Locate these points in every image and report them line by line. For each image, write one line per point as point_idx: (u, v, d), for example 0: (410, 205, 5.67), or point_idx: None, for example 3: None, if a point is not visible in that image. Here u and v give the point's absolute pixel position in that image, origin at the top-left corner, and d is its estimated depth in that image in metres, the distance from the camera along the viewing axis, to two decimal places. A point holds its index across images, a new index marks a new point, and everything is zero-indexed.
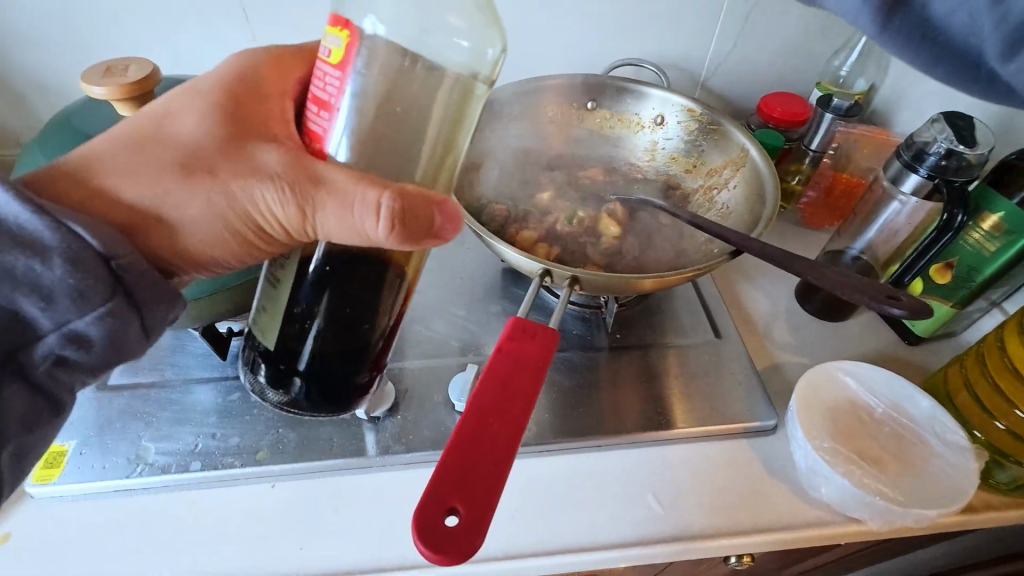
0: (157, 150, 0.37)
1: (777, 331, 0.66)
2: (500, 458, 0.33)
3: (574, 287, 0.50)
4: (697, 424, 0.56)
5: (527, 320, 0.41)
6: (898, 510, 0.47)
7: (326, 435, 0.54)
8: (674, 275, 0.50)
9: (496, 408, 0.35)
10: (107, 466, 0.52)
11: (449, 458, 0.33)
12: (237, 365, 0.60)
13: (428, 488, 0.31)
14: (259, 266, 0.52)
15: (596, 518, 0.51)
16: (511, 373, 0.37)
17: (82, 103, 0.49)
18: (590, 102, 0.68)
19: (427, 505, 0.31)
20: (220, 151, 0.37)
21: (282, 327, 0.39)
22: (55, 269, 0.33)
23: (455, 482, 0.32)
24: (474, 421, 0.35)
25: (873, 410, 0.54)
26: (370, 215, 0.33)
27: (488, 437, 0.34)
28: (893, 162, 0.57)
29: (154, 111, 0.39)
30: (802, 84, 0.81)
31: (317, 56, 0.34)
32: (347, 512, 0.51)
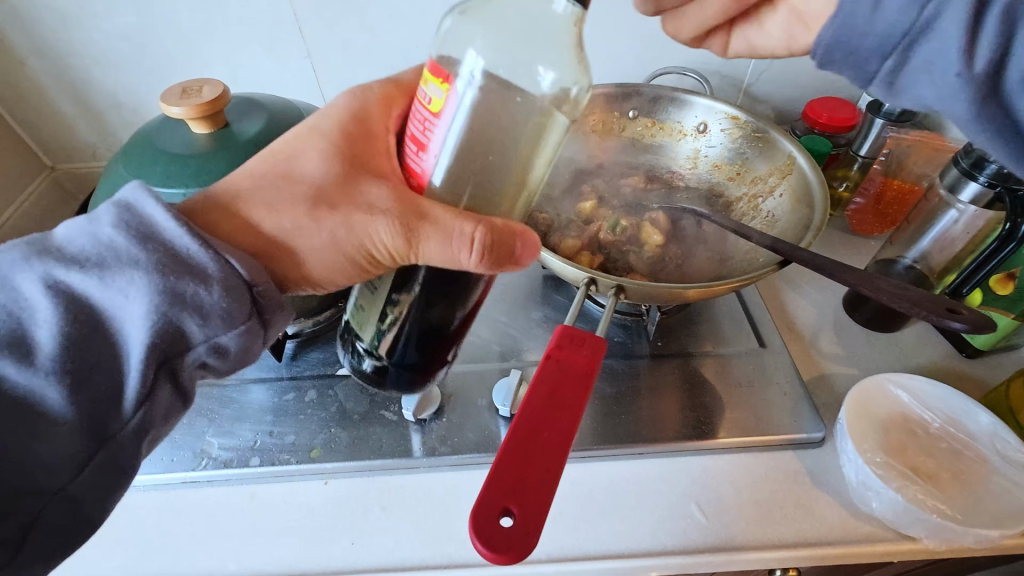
0: (290, 184, 0.38)
1: (825, 341, 0.65)
2: (552, 464, 0.34)
3: (619, 295, 0.50)
4: (741, 433, 0.56)
5: (573, 328, 0.42)
6: (958, 529, 0.45)
7: (375, 435, 0.57)
8: (719, 284, 0.50)
9: (547, 415, 0.36)
10: (174, 459, 0.55)
11: (503, 462, 0.34)
12: (291, 366, 0.63)
13: (483, 488, 0.32)
14: None
15: (640, 525, 0.51)
16: (560, 380, 0.38)
17: (159, 121, 0.53)
18: (632, 111, 0.68)
19: (483, 505, 0.32)
20: (338, 186, 0.39)
21: (378, 320, 0.42)
22: (214, 293, 0.35)
23: (508, 486, 0.33)
24: (526, 426, 0.35)
25: (928, 425, 0.53)
26: (462, 247, 0.35)
27: (539, 442, 0.35)
28: (950, 170, 0.56)
29: (284, 150, 0.41)
30: (851, 88, 0.79)
31: (418, 101, 0.36)
32: (395, 511, 0.53)
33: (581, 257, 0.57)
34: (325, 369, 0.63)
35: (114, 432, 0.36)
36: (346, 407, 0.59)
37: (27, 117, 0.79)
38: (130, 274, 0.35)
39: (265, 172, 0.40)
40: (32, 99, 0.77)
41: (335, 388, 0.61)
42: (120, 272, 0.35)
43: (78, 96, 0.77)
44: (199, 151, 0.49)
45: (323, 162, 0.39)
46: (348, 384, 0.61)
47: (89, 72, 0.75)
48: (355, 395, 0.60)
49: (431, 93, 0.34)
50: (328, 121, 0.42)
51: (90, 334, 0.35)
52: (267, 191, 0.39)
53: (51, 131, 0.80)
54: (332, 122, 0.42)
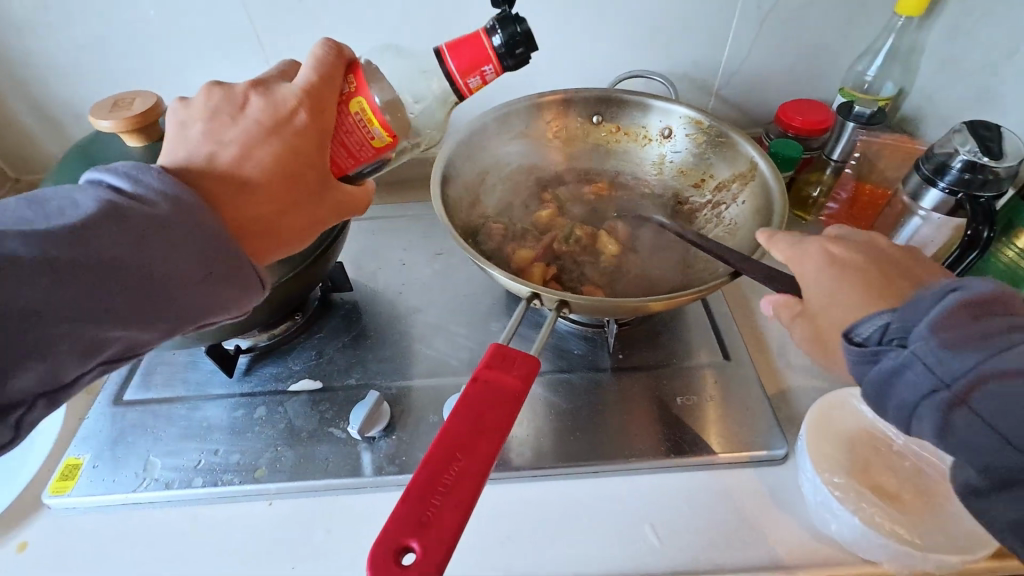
0: (262, 182, 0.41)
1: (792, 352, 0.63)
2: (463, 497, 0.32)
3: (563, 310, 0.48)
4: (698, 451, 0.54)
5: (507, 347, 0.40)
6: (917, 555, 0.43)
7: (323, 454, 0.55)
8: (671, 298, 0.48)
9: (467, 442, 0.34)
10: (116, 479, 0.54)
11: (413, 491, 0.33)
12: (242, 382, 0.62)
13: (387, 523, 0.31)
14: None
15: (590, 549, 0.49)
16: (487, 404, 0.36)
17: (95, 135, 0.52)
18: (596, 116, 0.66)
19: (386, 540, 0.31)
20: (296, 177, 0.42)
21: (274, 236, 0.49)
22: (234, 282, 0.38)
23: (416, 519, 0.32)
24: (443, 455, 0.34)
25: (892, 442, 0.50)
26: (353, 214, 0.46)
27: (454, 470, 0.33)
28: (911, 175, 0.53)
29: (242, 141, 0.41)
30: (825, 90, 0.77)
31: (366, 129, 0.44)
32: (340, 532, 0.51)
33: (534, 269, 0.55)
34: (276, 385, 0.61)
35: (73, 379, 0.33)
36: (295, 425, 0.57)
37: None
38: (152, 232, 0.34)
39: (226, 166, 0.40)
40: None
41: (285, 405, 0.59)
42: (138, 228, 0.34)
43: (35, 108, 0.76)
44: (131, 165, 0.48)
45: (286, 160, 0.41)
46: (299, 401, 0.60)
47: (45, 83, 0.74)
48: (305, 412, 0.59)
49: (375, 136, 0.44)
50: (279, 104, 0.42)
51: (82, 267, 0.32)
52: (241, 187, 0.40)
53: (10, 144, 0.79)
54: (284, 106, 0.42)
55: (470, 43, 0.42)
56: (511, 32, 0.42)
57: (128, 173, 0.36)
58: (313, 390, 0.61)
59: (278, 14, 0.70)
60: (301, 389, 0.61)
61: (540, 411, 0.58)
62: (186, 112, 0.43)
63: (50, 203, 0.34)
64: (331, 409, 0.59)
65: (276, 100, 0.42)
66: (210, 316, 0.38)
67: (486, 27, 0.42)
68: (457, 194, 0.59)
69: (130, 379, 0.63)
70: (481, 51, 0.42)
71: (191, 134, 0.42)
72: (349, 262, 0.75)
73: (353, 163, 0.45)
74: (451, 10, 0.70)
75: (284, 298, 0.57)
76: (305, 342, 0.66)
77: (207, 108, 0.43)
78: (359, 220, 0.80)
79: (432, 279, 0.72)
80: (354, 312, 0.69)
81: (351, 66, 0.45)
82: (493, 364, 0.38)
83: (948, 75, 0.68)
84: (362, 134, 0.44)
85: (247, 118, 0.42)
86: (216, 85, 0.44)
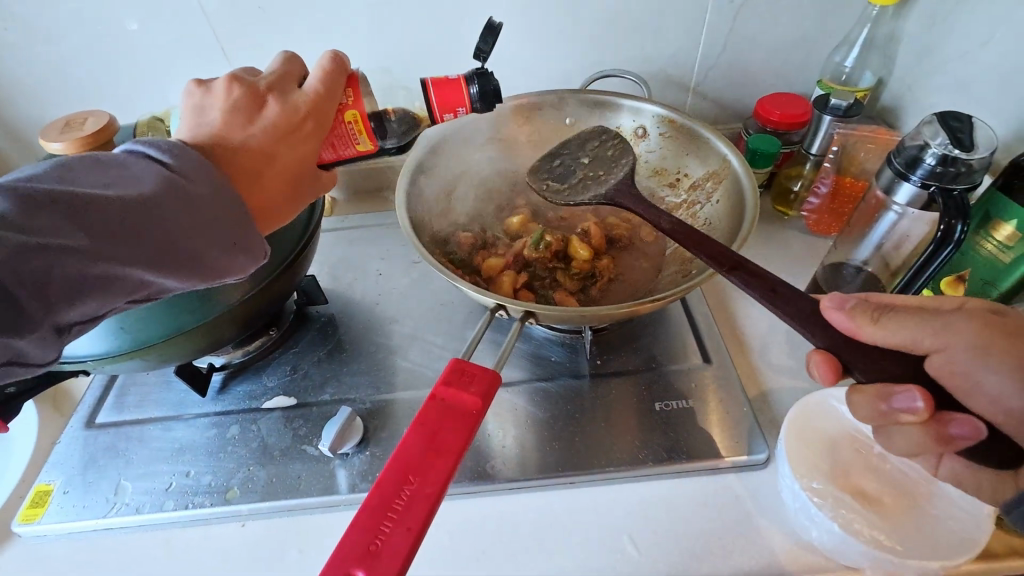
0: (275, 181, 0.41)
1: (774, 352, 0.62)
2: (415, 519, 0.32)
3: (528, 320, 0.48)
4: (675, 458, 0.53)
5: (466, 363, 0.39)
6: (897, 561, 0.42)
7: (295, 472, 0.54)
8: (638, 304, 0.47)
9: (422, 463, 0.34)
10: (87, 505, 0.53)
11: (364, 515, 0.32)
12: (216, 400, 0.61)
13: (333, 555, 0.30)
14: (214, 307, 0.50)
15: (567, 561, 0.48)
16: (443, 423, 0.36)
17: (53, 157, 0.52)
18: (568, 118, 0.64)
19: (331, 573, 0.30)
20: (300, 172, 0.42)
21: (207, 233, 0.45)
22: (245, 240, 0.37)
23: (365, 544, 0.31)
24: (395, 481, 0.33)
25: (873, 445, 0.49)
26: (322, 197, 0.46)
27: (407, 492, 0.33)
28: (885, 170, 0.52)
29: (264, 141, 0.40)
30: (803, 82, 0.76)
31: (355, 133, 0.45)
32: (312, 553, 0.50)
33: (504, 279, 0.55)
34: (250, 403, 0.60)
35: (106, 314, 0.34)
36: (268, 443, 0.57)
37: None
38: (194, 201, 0.34)
39: (246, 161, 0.39)
40: None
41: (258, 423, 0.58)
42: (183, 196, 0.34)
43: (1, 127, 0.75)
44: None
45: (301, 166, 0.42)
46: (272, 418, 0.59)
47: (10, 102, 0.73)
48: (278, 429, 0.58)
49: (361, 143, 0.45)
50: (297, 108, 0.41)
51: (108, 209, 0.31)
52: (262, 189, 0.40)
53: None
54: (303, 111, 0.41)
55: (450, 86, 0.46)
56: (487, 87, 0.46)
57: (171, 149, 0.35)
58: (287, 406, 0.60)
59: (242, 25, 0.69)
60: (275, 406, 0.60)
61: (517, 420, 0.57)
62: (206, 100, 0.41)
63: (107, 162, 0.34)
64: (305, 426, 0.58)
65: (295, 103, 0.41)
66: (223, 271, 0.37)
67: (466, 77, 0.46)
68: (425, 203, 0.58)
69: (103, 401, 0.62)
70: (458, 96, 0.46)
71: (211, 125, 0.40)
72: (325, 273, 0.74)
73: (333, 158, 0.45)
74: (418, 15, 0.69)
75: (253, 312, 0.55)
76: (280, 358, 0.65)
77: (228, 99, 0.40)
78: (337, 231, 0.79)
79: (409, 288, 0.71)
80: (329, 325, 0.68)
81: (352, 78, 0.45)
82: (451, 381, 0.38)
83: (926, 63, 0.67)
84: (347, 141, 0.45)
85: (265, 118, 0.40)
86: (236, 77, 0.42)
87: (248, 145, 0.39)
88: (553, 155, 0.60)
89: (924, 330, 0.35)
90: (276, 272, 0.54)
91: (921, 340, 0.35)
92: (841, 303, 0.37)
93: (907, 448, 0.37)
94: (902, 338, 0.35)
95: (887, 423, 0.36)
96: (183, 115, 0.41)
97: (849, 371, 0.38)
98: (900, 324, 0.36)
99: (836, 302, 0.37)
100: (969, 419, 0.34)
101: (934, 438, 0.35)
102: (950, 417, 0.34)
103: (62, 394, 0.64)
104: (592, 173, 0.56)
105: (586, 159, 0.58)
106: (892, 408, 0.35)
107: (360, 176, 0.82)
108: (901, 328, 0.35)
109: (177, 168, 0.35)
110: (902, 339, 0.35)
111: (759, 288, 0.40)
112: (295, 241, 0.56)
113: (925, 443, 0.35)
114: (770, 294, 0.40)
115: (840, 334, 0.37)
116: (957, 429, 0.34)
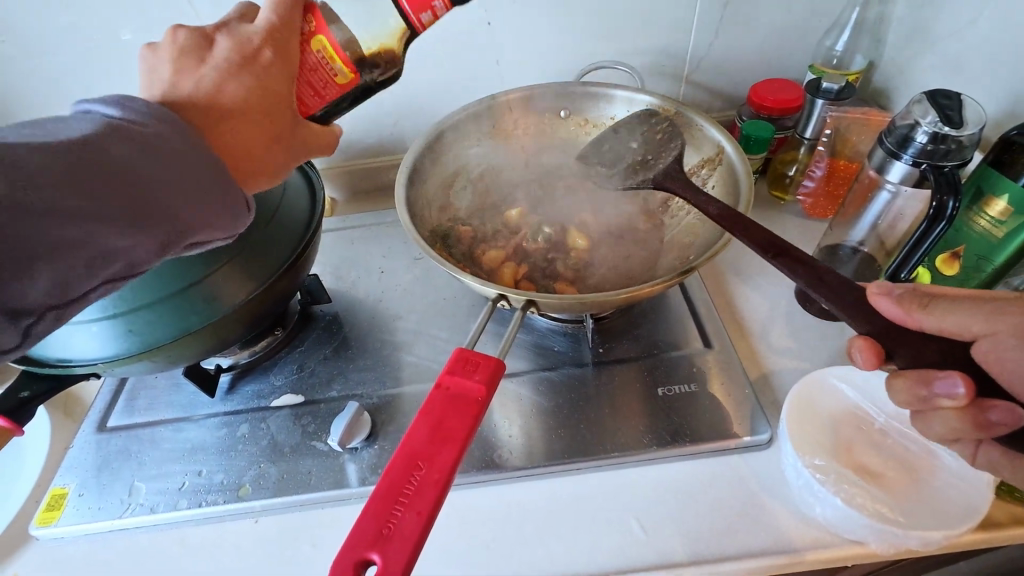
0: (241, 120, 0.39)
1: (774, 334, 0.63)
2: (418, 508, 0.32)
3: (531, 309, 0.48)
4: (676, 440, 0.54)
5: (469, 355, 0.40)
6: (901, 533, 0.43)
7: (307, 468, 0.55)
8: (641, 288, 0.48)
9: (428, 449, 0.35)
10: (102, 507, 0.54)
11: (375, 499, 0.33)
12: (225, 401, 0.62)
13: (346, 540, 0.31)
14: (225, 308, 0.52)
15: (576, 545, 0.49)
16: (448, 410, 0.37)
17: None
18: (562, 111, 0.65)
19: (344, 562, 0.31)
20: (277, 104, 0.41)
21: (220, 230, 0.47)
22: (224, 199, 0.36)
23: (378, 527, 0.32)
24: (402, 468, 0.34)
25: (872, 421, 0.50)
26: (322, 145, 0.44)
27: (416, 478, 0.33)
28: (877, 150, 0.53)
29: (216, 78, 0.39)
30: (796, 68, 0.77)
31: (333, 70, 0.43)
32: (325, 547, 0.51)
33: (503, 271, 0.56)
34: (259, 402, 0.61)
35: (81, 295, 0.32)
36: (277, 440, 0.57)
37: None
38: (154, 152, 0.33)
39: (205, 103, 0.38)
40: None
41: (267, 421, 0.59)
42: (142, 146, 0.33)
43: None
44: None
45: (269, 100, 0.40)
46: (281, 415, 0.60)
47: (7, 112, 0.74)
48: (287, 426, 0.58)
49: (338, 73, 0.43)
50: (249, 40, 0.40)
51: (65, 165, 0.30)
52: (238, 141, 0.39)
53: None
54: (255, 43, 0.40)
55: None
56: None
57: (116, 100, 0.35)
58: (295, 404, 0.60)
59: None
60: (283, 404, 0.61)
61: (522, 411, 0.58)
62: (155, 56, 0.41)
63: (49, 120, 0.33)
64: (313, 422, 0.59)
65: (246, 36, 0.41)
66: (203, 234, 0.36)
67: None
68: (424, 197, 0.59)
69: (114, 405, 0.63)
70: None
71: (163, 75, 0.40)
72: (328, 272, 0.75)
73: (320, 101, 0.43)
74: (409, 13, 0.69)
75: (257, 312, 0.55)
76: (287, 357, 0.66)
77: (176, 47, 0.41)
78: (339, 230, 0.80)
79: (413, 284, 0.72)
80: (336, 323, 0.69)
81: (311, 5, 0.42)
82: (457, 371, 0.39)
83: (916, 44, 0.67)
84: (324, 73, 0.43)
85: (215, 57, 0.40)
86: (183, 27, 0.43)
87: (202, 87, 0.39)
88: (600, 141, 0.61)
89: (975, 316, 0.35)
90: (277, 272, 0.54)
91: (969, 326, 0.35)
92: (888, 291, 0.38)
93: (944, 433, 0.37)
94: (948, 324, 0.36)
95: (926, 408, 0.36)
96: (145, 85, 0.40)
97: (891, 357, 0.38)
98: (949, 310, 0.36)
99: (882, 289, 0.38)
100: (1011, 408, 0.33)
101: (972, 424, 0.35)
102: (991, 404, 0.34)
103: (73, 399, 0.65)
104: (645, 157, 0.57)
105: (638, 143, 0.59)
106: (933, 393, 0.35)
107: (359, 176, 0.83)
108: (950, 314, 0.36)
109: (150, 128, 0.34)
110: (946, 326, 0.36)
111: (803, 273, 0.41)
112: (296, 241, 0.56)
113: (962, 429, 0.36)
114: (816, 282, 0.40)
115: (883, 321, 0.38)
116: (998, 416, 0.34)
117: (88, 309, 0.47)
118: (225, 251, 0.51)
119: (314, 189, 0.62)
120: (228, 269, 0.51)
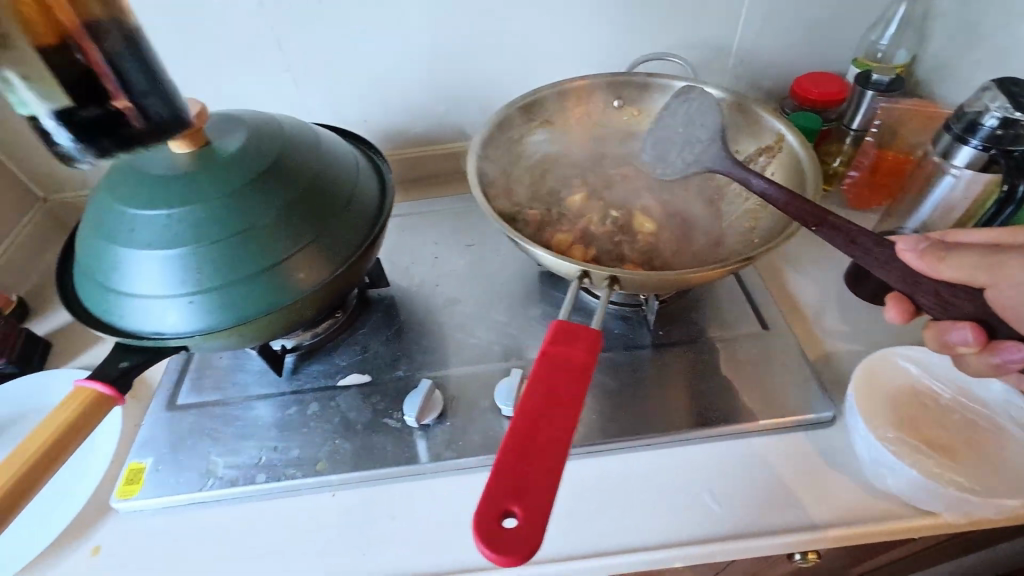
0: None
1: (828, 318, 0.64)
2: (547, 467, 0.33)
3: (614, 287, 0.50)
4: (744, 419, 0.55)
5: (564, 327, 0.41)
6: (974, 501, 0.45)
7: (380, 443, 0.56)
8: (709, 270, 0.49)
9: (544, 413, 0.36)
10: (181, 481, 0.55)
11: (505, 458, 0.34)
12: (293, 381, 0.63)
13: (484, 495, 0.32)
14: (313, 286, 0.53)
15: (651, 516, 0.50)
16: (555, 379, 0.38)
17: None
18: (615, 102, 0.68)
19: (487, 515, 0.32)
20: None
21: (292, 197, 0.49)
22: None
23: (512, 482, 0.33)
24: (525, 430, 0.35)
25: (940, 396, 0.52)
26: None
27: (540, 438, 0.35)
28: (942, 135, 0.55)
29: None
30: (838, 62, 0.79)
31: None
32: (404, 519, 0.52)
33: (573, 252, 0.57)
34: (326, 381, 0.62)
35: None
36: (349, 418, 0.58)
37: (12, 150, 0.80)
38: None
39: None
40: (16, 131, 0.78)
41: (336, 399, 0.60)
42: None
43: None
44: (178, 175, 0.50)
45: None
46: (349, 394, 0.61)
47: None
48: (357, 404, 0.60)
49: None
50: None
51: None
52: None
53: (39, 164, 0.82)
54: None
55: None
56: None
57: None
58: (362, 383, 0.62)
59: (302, 20, 0.72)
60: (351, 383, 0.62)
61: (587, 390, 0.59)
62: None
63: None
64: (383, 400, 0.60)
65: None
66: None
67: None
68: (490, 182, 0.61)
69: (181, 384, 0.64)
70: None
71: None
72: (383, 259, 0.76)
73: None
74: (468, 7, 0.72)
75: (331, 296, 0.56)
76: (350, 339, 0.67)
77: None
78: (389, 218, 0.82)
79: (468, 269, 0.74)
80: (394, 308, 0.70)
81: None
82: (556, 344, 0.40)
83: (959, 39, 0.70)
84: None
85: None
86: None
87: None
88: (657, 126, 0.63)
89: (983, 268, 0.39)
90: (355, 253, 0.55)
91: (978, 277, 0.40)
92: (914, 246, 0.41)
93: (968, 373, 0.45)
94: (964, 272, 0.40)
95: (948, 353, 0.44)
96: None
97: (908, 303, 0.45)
98: (964, 260, 0.40)
99: (908, 244, 0.42)
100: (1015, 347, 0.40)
101: (989, 365, 0.43)
102: (1001, 346, 0.41)
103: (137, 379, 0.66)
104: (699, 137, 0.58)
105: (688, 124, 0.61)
106: (950, 340, 0.43)
107: (409, 164, 0.86)
108: (965, 265, 0.40)
109: None
110: (965, 274, 0.40)
111: (840, 239, 0.45)
112: (368, 228, 0.57)
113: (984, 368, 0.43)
114: (853, 245, 0.44)
115: (911, 272, 0.42)
116: (1007, 356, 0.41)
117: (174, 283, 0.49)
118: (306, 235, 0.53)
119: (383, 176, 0.63)
120: (313, 249, 0.53)
